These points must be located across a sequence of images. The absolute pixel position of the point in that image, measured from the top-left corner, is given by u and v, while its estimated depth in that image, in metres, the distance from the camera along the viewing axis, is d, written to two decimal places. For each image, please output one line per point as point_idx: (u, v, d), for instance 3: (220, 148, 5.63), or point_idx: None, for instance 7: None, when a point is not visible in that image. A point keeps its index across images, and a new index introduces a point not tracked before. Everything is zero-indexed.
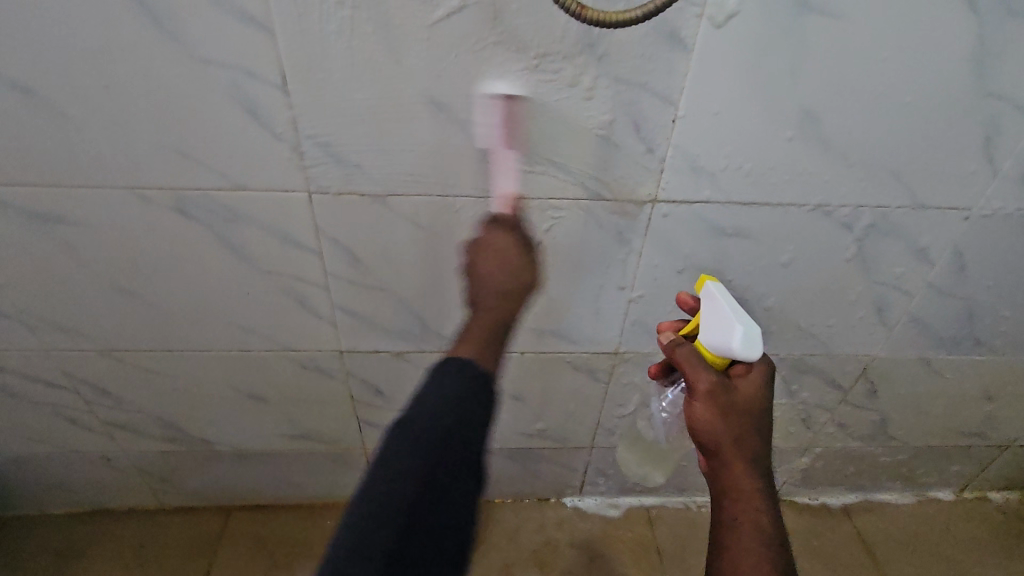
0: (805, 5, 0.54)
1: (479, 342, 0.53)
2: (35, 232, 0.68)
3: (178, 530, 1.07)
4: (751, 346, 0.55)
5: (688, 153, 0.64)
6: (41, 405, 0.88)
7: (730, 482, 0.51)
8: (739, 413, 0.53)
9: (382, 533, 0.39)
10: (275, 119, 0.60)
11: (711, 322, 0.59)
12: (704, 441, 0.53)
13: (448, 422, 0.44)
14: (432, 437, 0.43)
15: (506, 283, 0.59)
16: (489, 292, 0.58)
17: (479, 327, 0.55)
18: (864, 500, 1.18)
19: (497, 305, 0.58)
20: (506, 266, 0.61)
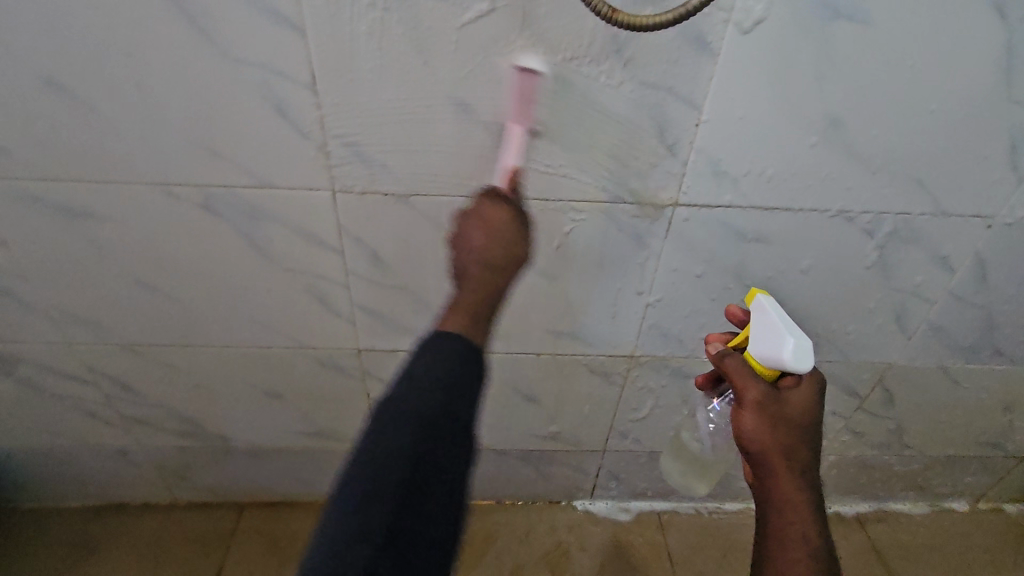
0: (832, 11, 0.55)
1: (461, 321, 0.49)
2: (64, 227, 0.69)
3: (193, 526, 1.08)
4: (804, 358, 0.52)
5: (711, 157, 0.65)
6: (61, 398, 0.89)
7: (777, 493, 0.51)
8: (790, 425, 0.52)
9: (357, 560, 0.37)
10: (303, 118, 0.60)
11: (761, 333, 0.56)
12: (752, 452, 0.53)
13: (414, 434, 0.42)
14: (402, 454, 0.41)
15: (497, 252, 0.54)
16: (479, 266, 0.53)
17: (465, 302, 0.51)
18: (877, 509, 1.17)
19: (490, 279, 0.53)
20: (486, 233, 0.55)
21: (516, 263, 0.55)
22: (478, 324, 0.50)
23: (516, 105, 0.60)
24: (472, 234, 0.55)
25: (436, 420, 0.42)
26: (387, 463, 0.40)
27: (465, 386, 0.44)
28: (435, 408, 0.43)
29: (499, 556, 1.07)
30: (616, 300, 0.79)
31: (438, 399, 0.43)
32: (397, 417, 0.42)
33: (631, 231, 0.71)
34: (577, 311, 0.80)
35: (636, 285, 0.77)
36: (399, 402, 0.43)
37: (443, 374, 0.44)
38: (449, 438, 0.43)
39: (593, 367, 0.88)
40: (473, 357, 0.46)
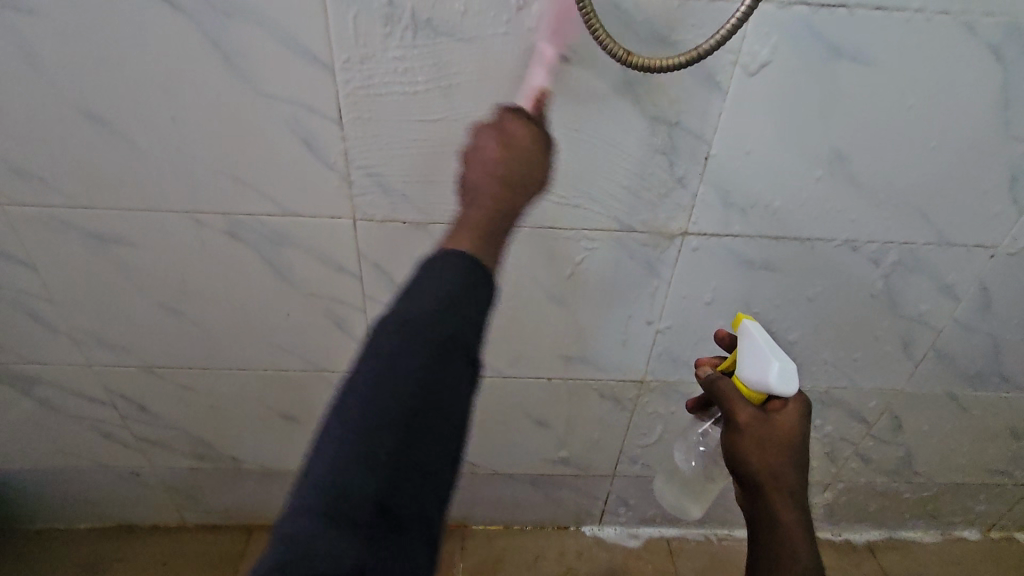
0: (835, 52, 0.57)
1: (471, 242, 0.45)
2: (94, 252, 0.71)
3: (200, 549, 1.07)
4: (787, 382, 0.55)
5: (720, 189, 0.67)
6: (79, 419, 0.91)
7: (768, 515, 0.52)
8: (778, 446, 0.53)
9: (364, 496, 0.34)
10: (329, 150, 0.63)
11: (747, 357, 0.59)
12: (742, 475, 0.54)
13: (429, 356, 0.37)
14: (412, 382, 0.36)
15: (514, 169, 0.50)
16: (491, 181, 0.49)
17: (475, 219, 0.47)
18: (888, 538, 1.16)
19: (501, 196, 0.49)
20: (512, 150, 0.51)
21: (529, 182, 0.51)
22: (489, 244, 0.46)
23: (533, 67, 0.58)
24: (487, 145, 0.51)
25: (449, 343, 0.38)
26: (396, 395, 0.36)
27: (467, 308, 0.40)
28: (443, 328, 0.38)
29: None
30: (626, 326, 0.81)
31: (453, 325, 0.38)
32: (416, 343, 0.37)
33: (641, 259, 0.73)
34: (589, 336, 0.81)
35: (645, 311, 0.79)
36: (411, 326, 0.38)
37: (446, 291, 0.39)
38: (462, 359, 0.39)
39: (604, 392, 0.89)
40: (478, 274, 0.42)
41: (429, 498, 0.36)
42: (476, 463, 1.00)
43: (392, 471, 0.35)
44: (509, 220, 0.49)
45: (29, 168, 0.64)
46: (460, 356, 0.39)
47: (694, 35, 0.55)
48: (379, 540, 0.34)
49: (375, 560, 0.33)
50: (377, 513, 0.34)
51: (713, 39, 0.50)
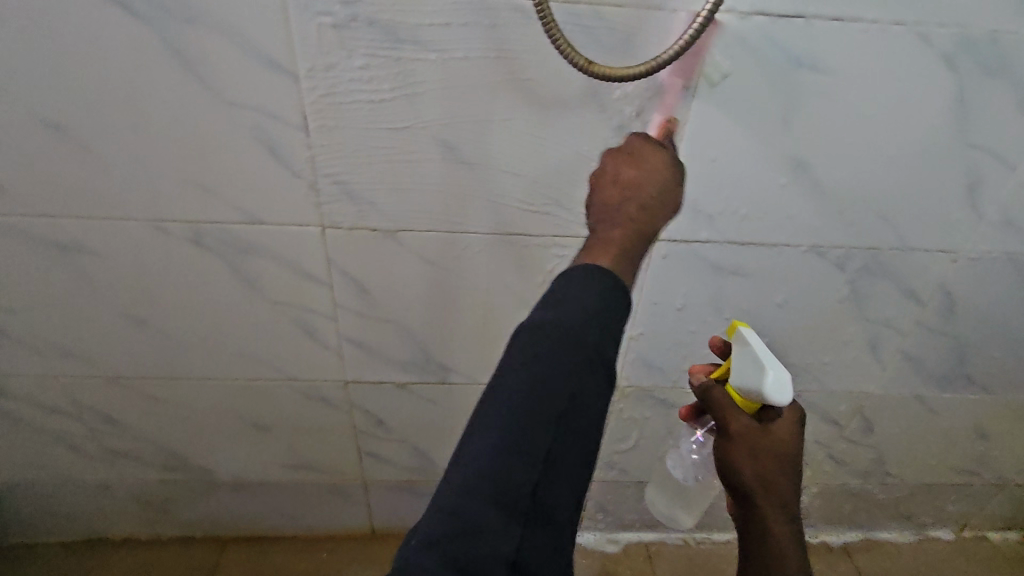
0: (796, 61, 0.58)
1: (613, 258, 0.49)
2: (55, 262, 0.70)
3: (172, 562, 1.06)
4: (782, 394, 0.53)
5: (687, 195, 0.67)
6: (44, 431, 0.89)
7: (758, 527, 0.53)
8: (773, 459, 0.53)
9: (521, 482, 0.38)
10: (294, 158, 0.63)
11: (740, 362, 0.57)
12: (734, 482, 0.55)
13: (574, 362, 0.40)
14: (563, 387, 0.40)
15: (654, 194, 0.53)
16: (633, 204, 0.52)
17: (618, 235, 0.50)
18: (864, 539, 1.18)
19: (636, 218, 0.52)
20: (651, 176, 0.54)
21: (664, 208, 0.54)
22: (630, 264, 0.50)
23: (682, 61, 0.58)
24: (626, 168, 0.55)
25: (592, 360, 0.41)
26: (548, 393, 0.39)
27: (614, 330, 0.43)
28: (590, 345, 0.41)
29: None
30: None
31: (595, 334, 0.41)
32: (563, 347, 0.40)
33: None
34: None
35: None
36: (555, 339, 0.41)
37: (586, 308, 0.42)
38: (596, 375, 0.41)
39: None
40: (623, 299, 0.44)
41: (569, 492, 0.41)
42: None
43: (543, 466, 0.39)
44: (645, 241, 0.52)
45: None
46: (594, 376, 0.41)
47: (655, 45, 0.56)
48: (532, 523, 0.39)
49: (528, 537, 0.38)
50: (531, 501, 0.39)
51: (671, 49, 0.51)
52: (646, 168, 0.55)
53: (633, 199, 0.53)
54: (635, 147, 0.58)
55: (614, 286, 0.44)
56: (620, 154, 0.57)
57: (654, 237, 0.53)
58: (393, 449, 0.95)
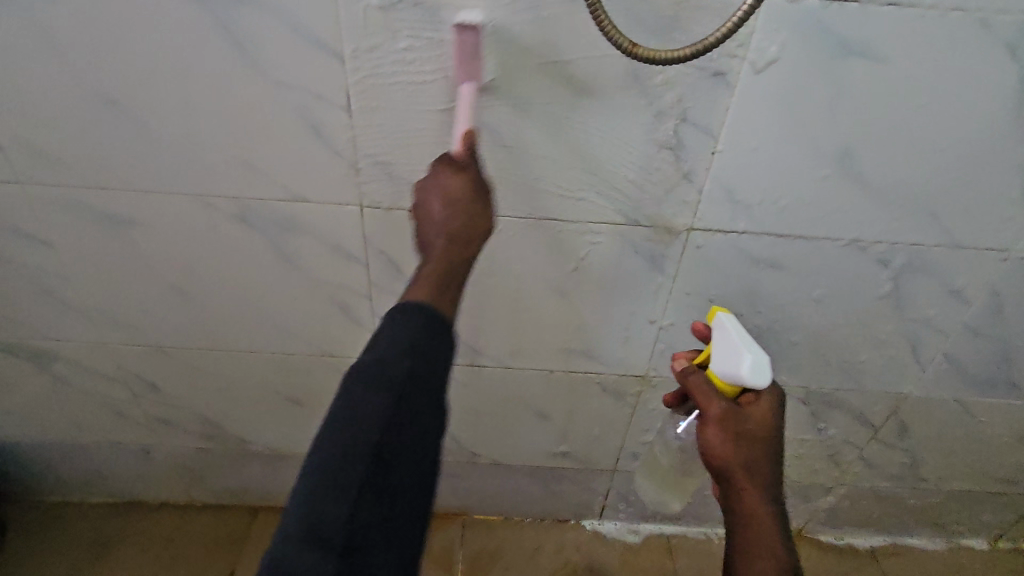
0: (846, 48, 0.57)
1: (426, 291, 0.49)
2: (108, 233, 0.73)
3: (208, 527, 1.10)
4: (761, 375, 0.57)
5: (727, 185, 0.66)
6: (92, 395, 0.93)
7: (742, 508, 0.55)
8: (751, 439, 0.57)
9: (333, 518, 0.40)
10: (336, 137, 0.64)
11: (721, 350, 0.61)
12: (717, 467, 0.57)
13: (386, 395, 0.43)
14: (375, 421, 0.43)
15: (461, 222, 0.55)
16: (445, 238, 0.54)
17: (430, 269, 0.52)
18: (892, 544, 1.15)
19: (452, 250, 0.54)
20: (453, 205, 0.56)
21: (476, 232, 0.56)
22: (445, 294, 0.50)
23: (460, 61, 0.58)
24: (432, 201, 0.57)
25: (406, 390, 0.44)
26: (360, 427, 0.42)
27: (429, 350, 0.46)
28: (401, 372, 0.44)
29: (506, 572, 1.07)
30: (629, 321, 0.81)
31: (407, 363, 0.44)
32: (372, 380, 0.44)
33: (645, 254, 0.73)
34: (591, 329, 0.82)
35: (649, 307, 0.79)
36: (373, 374, 0.44)
37: (406, 337, 0.45)
38: (426, 396, 0.45)
39: (606, 386, 0.89)
40: (433, 331, 0.47)
41: (393, 528, 0.43)
42: (478, 453, 1.01)
43: (355, 502, 0.41)
44: (456, 275, 0.53)
45: (47, 149, 0.66)
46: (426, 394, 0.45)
47: (703, 27, 0.55)
48: (349, 564, 0.40)
49: None
50: (346, 538, 0.40)
51: (720, 32, 0.50)
52: (455, 200, 0.56)
53: (440, 231, 0.55)
54: (432, 178, 0.59)
55: (428, 321, 0.47)
56: (427, 189, 0.58)
57: (472, 262, 0.55)
58: None
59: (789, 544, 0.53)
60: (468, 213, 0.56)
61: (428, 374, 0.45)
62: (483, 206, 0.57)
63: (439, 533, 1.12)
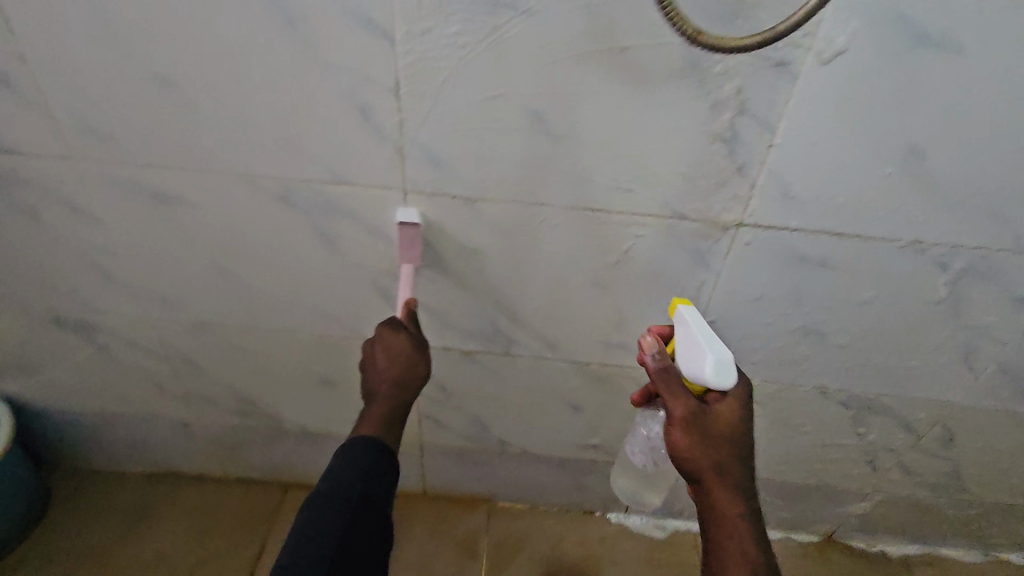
0: (920, 40, 0.54)
1: (375, 427, 0.59)
2: (155, 211, 0.74)
3: (240, 502, 1.12)
4: (725, 375, 0.57)
5: (781, 180, 0.64)
6: (134, 368, 0.95)
7: (713, 507, 0.55)
8: (719, 438, 0.56)
9: None
10: (383, 122, 0.63)
11: (686, 349, 0.61)
12: (687, 468, 0.57)
13: (342, 512, 0.51)
14: (334, 535, 0.50)
15: (399, 372, 0.64)
16: (386, 384, 0.63)
17: (373, 410, 0.61)
18: (926, 553, 1.13)
19: (392, 395, 0.62)
20: (396, 356, 0.65)
21: (413, 380, 0.64)
22: (390, 426, 0.60)
23: (404, 247, 0.72)
24: (378, 352, 0.66)
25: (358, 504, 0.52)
26: (321, 536, 0.50)
27: (378, 477, 0.55)
28: (354, 493, 0.53)
29: (530, 561, 1.08)
30: (668, 317, 0.79)
31: (360, 486, 0.53)
32: (330, 498, 0.52)
33: (690, 249, 0.71)
34: (629, 324, 0.80)
35: (691, 304, 0.77)
36: (330, 495, 0.52)
37: (361, 463, 0.55)
38: (376, 512, 0.54)
39: (640, 381, 0.88)
40: (382, 453, 0.56)
41: None
42: (507, 442, 1.01)
43: None
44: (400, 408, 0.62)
45: (99, 126, 0.67)
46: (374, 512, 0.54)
47: (770, 15, 0.52)
48: None
49: None
50: None
51: (790, 19, 0.48)
52: (393, 345, 0.66)
53: (385, 379, 0.63)
54: (380, 334, 0.67)
55: (377, 454, 0.56)
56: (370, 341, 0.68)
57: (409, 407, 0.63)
58: (451, 414, 0.97)
59: (760, 538, 0.53)
60: (404, 359, 0.65)
61: (379, 497, 0.54)
62: (418, 347, 0.66)
63: (464, 518, 1.13)
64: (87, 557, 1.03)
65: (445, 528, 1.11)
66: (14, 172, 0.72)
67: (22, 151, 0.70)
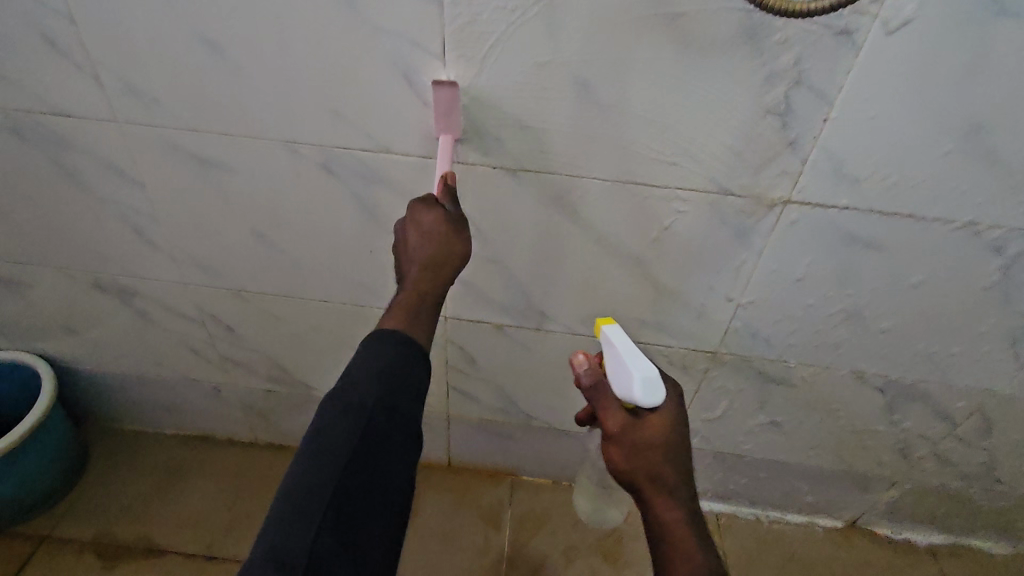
0: (996, 9, 0.51)
1: (399, 320, 0.54)
2: (197, 175, 0.74)
3: (272, 465, 1.15)
4: (654, 392, 0.52)
5: (834, 155, 0.62)
6: (171, 332, 0.97)
7: (655, 521, 0.51)
8: (652, 449, 0.52)
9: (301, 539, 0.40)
10: (427, 88, 0.62)
11: (614, 368, 0.56)
12: (626, 482, 0.53)
13: (355, 423, 0.45)
14: (344, 447, 0.44)
15: (432, 252, 0.58)
16: (418, 267, 0.58)
17: (402, 299, 0.56)
18: (952, 543, 1.12)
19: (424, 279, 0.57)
20: (428, 237, 0.59)
21: (450, 258, 0.58)
22: (416, 321, 0.54)
23: (440, 114, 0.63)
24: (409, 234, 0.60)
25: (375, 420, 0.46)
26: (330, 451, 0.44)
27: (398, 391, 0.48)
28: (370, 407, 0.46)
29: (553, 535, 1.09)
30: (705, 297, 0.78)
31: (377, 394, 0.47)
32: (344, 409, 0.46)
33: (734, 226, 0.70)
34: (665, 301, 0.79)
35: (730, 283, 0.76)
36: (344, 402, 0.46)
37: (375, 367, 0.48)
38: (398, 428, 0.47)
39: (673, 360, 0.87)
40: (405, 353, 0.51)
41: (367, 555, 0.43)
42: (534, 416, 1.01)
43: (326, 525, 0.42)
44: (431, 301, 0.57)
45: (144, 89, 0.67)
46: (395, 426, 0.47)
47: None
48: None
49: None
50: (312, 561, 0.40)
51: None
52: (428, 224, 0.59)
53: (417, 260, 0.58)
54: (413, 212, 0.61)
55: (399, 354, 0.50)
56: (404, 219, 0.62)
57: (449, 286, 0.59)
58: (479, 387, 0.98)
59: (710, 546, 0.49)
60: (441, 238, 0.58)
61: (403, 404, 0.48)
62: (456, 225, 0.60)
63: (488, 491, 1.14)
64: (127, 513, 1.06)
65: (470, 499, 1.13)
66: (61, 134, 0.72)
67: (69, 113, 0.70)
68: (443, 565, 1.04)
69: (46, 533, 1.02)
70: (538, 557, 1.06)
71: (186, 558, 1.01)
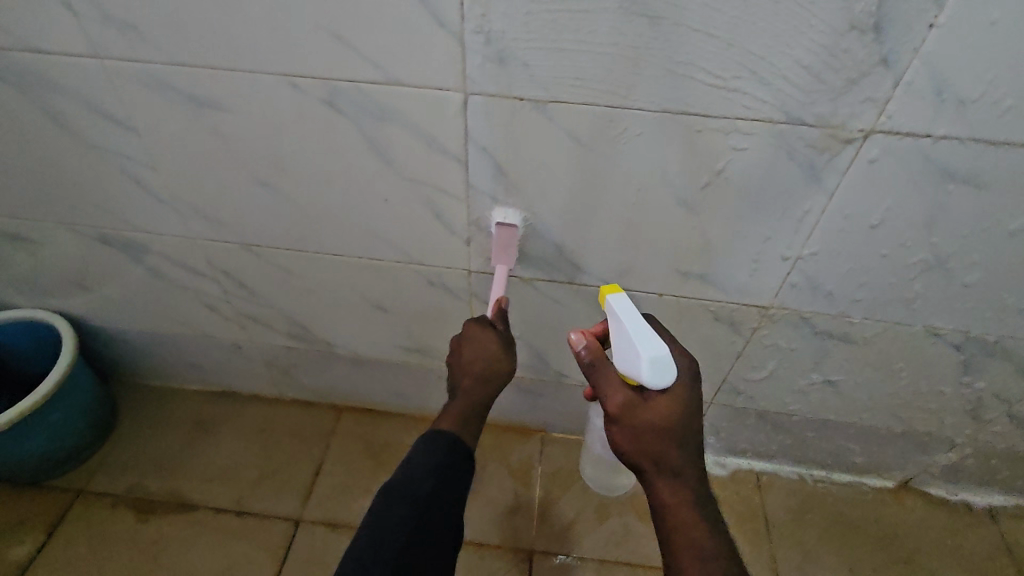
0: None
1: (451, 424, 0.60)
2: (192, 118, 0.67)
3: (297, 421, 1.13)
4: (663, 373, 0.49)
5: (937, 73, 0.51)
6: (186, 290, 0.93)
7: (657, 498, 0.50)
8: (656, 432, 0.49)
9: None
10: (442, 4, 0.53)
11: (620, 344, 0.53)
12: (630, 461, 0.52)
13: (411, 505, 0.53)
14: (398, 527, 0.52)
15: (486, 367, 0.64)
16: (471, 378, 0.64)
17: (454, 408, 0.62)
18: (1013, 505, 1.05)
19: (478, 387, 0.63)
20: (480, 350, 0.65)
21: (500, 368, 0.65)
22: (465, 427, 0.61)
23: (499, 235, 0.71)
24: (465, 349, 0.66)
25: (427, 501, 0.54)
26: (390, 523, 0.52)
27: (450, 470, 0.56)
28: (424, 492, 0.54)
29: (586, 491, 1.05)
30: (761, 248, 0.69)
31: (427, 484, 0.54)
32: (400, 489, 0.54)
33: (803, 164, 0.60)
34: (716, 252, 0.70)
35: (789, 236, 0.67)
36: (402, 490, 0.54)
37: (432, 463, 0.56)
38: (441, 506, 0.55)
39: (720, 317, 0.79)
40: (456, 451, 0.57)
41: None
42: (566, 374, 0.96)
43: None
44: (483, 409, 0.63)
45: (123, 18, 0.59)
46: (440, 511, 0.54)
47: None
48: None
49: None
50: None
51: None
52: (481, 343, 0.66)
53: (471, 372, 0.64)
54: (467, 331, 0.67)
55: (451, 455, 0.57)
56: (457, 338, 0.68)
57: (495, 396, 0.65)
58: None
59: (716, 522, 0.49)
60: (492, 357, 0.65)
61: (448, 492, 0.55)
62: (503, 346, 0.66)
63: (517, 447, 1.11)
64: (158, 468, 1.06)
65: (499, 456, 1.10)
66: (40, 73, 0.65)
67: (43, 48, 0.63)
68: (474, 522, 1.01)
69: (82, 487, 1.03)
70: (571, 515, 1.02)
71: (217, 514, 1.01)
